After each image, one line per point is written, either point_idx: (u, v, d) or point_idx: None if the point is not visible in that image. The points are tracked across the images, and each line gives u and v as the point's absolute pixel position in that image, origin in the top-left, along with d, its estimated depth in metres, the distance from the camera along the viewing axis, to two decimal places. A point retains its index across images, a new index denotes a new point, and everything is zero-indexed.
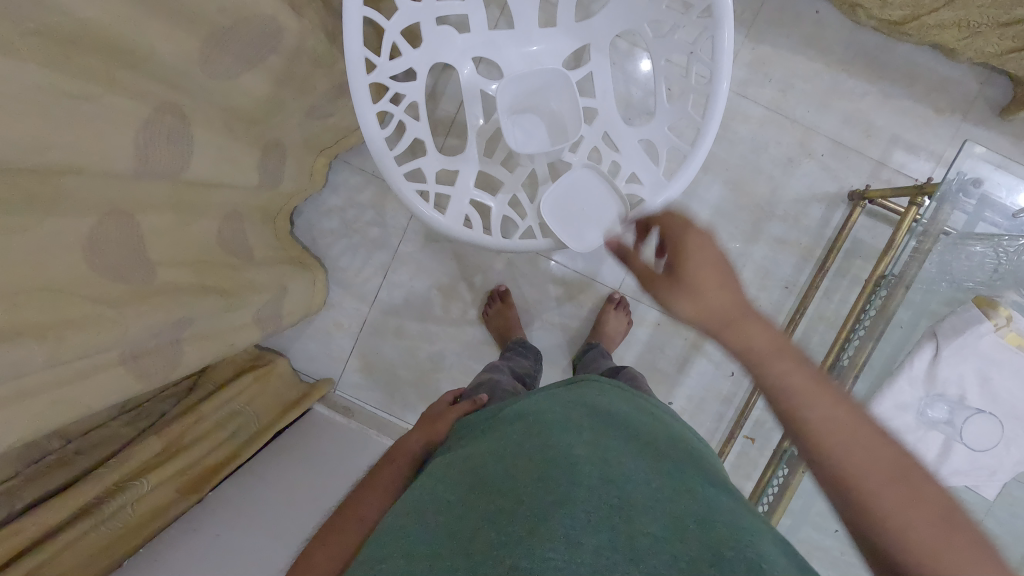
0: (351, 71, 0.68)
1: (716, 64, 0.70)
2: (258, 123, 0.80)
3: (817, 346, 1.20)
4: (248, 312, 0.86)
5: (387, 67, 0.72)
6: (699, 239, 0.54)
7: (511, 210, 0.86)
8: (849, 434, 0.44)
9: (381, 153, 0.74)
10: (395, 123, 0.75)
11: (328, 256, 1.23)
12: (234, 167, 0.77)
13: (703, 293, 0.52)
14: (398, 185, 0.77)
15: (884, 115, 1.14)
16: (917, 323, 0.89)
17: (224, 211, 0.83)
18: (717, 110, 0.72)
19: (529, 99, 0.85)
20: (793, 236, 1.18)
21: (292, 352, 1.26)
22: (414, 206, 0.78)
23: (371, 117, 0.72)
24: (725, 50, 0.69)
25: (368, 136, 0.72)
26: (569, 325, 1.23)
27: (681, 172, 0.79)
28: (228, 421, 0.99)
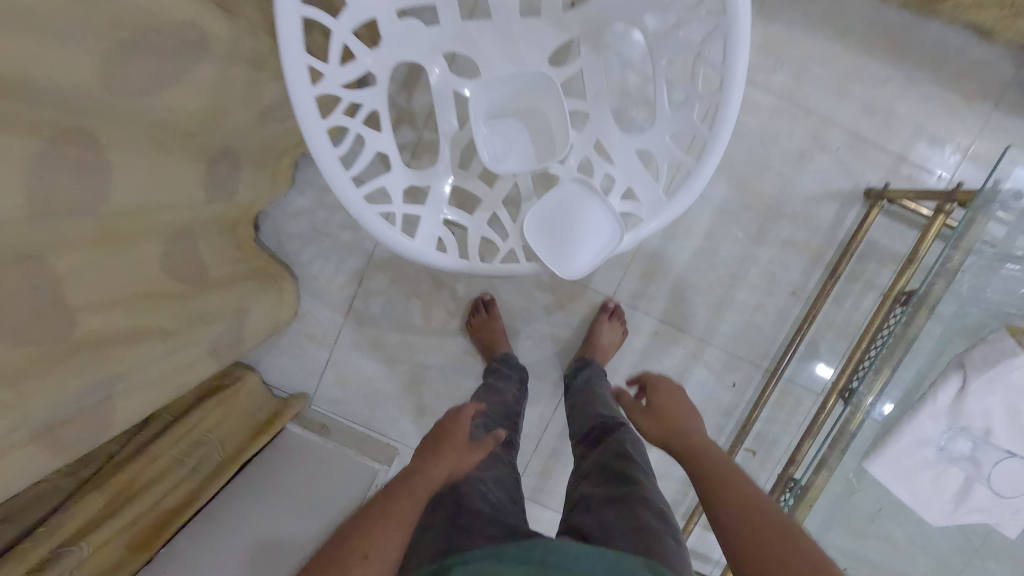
0: (294, 83, 0.57)
1: (725, 71, 0.59)
2: (196, 134, 0.68)
3: (824, 355, 1.12)
4: (200, 346, 0.78)
5: (338, 74, 0.60)
6: (670, 393, 0.77)
7: (490, 230, 0.76)
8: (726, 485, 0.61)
9: (334, 175, 0.63)
10: (352, 138, 0.64)
11: (297, 263, 1.13)
12: (169, 189, 0.67)
13: (660, 409, 0.75)
14: (356, 210, 0.66)
15: (907, 103, 1.03)
16: (938, 349, 0.81)
17: (169, 234, 0.74)
18: (726, 124, 0.62)
19: (514, 102, 0.75)
20: (802, 238, 1.09)
21: (264, 364, 1.17)
22: (375, 231, 0.68)
23: (321, 134, 0.61)
24: (737, 54, 0.58)
25: (317, 156, 0.62)
26: (560, 336, 1.14)
27: (683, 191, 0.68)
28: (188, 455, 0.91)
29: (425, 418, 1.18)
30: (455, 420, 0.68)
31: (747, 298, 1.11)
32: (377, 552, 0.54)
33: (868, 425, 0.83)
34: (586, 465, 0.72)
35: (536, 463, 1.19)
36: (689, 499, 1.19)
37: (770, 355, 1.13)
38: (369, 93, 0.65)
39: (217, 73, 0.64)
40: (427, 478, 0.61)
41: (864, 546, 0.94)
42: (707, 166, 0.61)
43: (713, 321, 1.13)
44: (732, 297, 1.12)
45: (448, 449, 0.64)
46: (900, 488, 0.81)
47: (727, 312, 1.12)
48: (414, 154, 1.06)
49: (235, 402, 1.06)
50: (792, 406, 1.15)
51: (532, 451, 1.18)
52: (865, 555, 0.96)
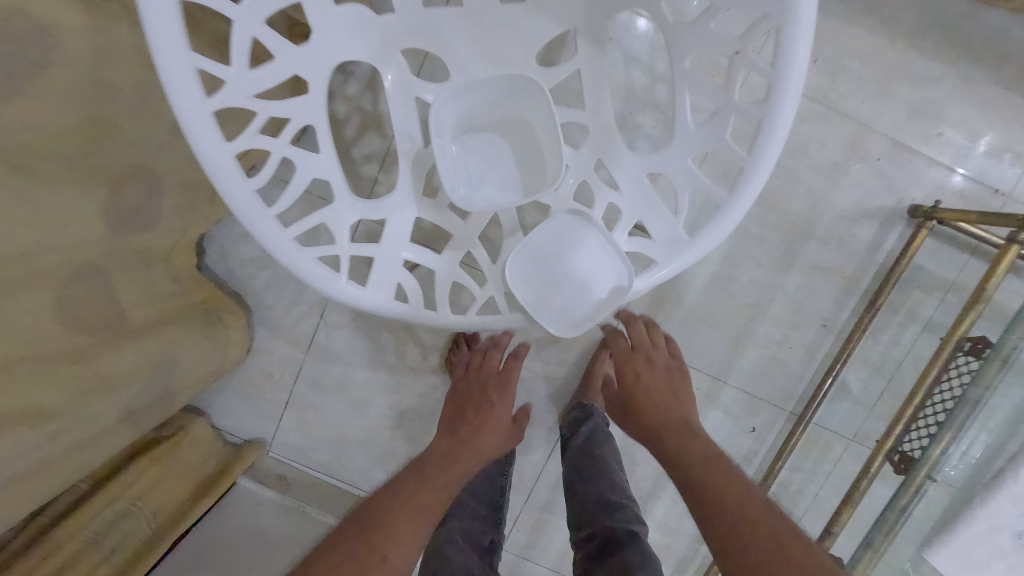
0: (177, 96, 0.43)
1: (777, 73, 0.43)
2: (79, 159, 0.57)
3: (858, 396, 0.98)
4: (99, 421, 0.62)
5: (244, 81, 0.47)
6: (666, 364, 0.73)
7: (466, 273, 0.62)
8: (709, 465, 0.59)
9: (252, 215, 0.49)
10: (274, 164, 0.50)
11: (249, 292, 0.97)
12: (37, 229, 0.53)
13: (652, 380, 0.71)
14: (289, 257, 0.52)
15: (962, 106, 0.88)
16: (1000, 403, 0.68)
17: (58, 282, 0.56)
18: (775, 142, 0.46)
19: (489, 113, 0.61)
20: (835, 263, 0.94)
21: (215, 407, 1.02)
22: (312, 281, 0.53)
23: (228, 162, 0.47)
24: (793, 48, 0.42)
25: (224, 192, 0.47)
26: (553, 374, 0.99)
27: (711, 227, 0.53)
28: (106, 532, 0.76)
29: (399, 467, 1.03)
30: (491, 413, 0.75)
31: (770, 331, 0.96)
32: (409, 537, 0.57)
33: (949, 467, 0.69)
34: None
35: (527, 517, 1.04)
36: (700, 556, 1.04)
37: (796, 397, 0.98)
38: (291, 104, 0.52)
39: (80, 73, 0.55)
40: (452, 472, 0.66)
41: None
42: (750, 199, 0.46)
43: (730, 357, 0.98)
44: (752, 330, 0.97)
45: (478, 440, 0.71)
46: None
47: (747, 347, 0.97)
48: (382, 166, 0.90)
49: (176, 456, 0.90)
50: (819, 454, 1.00)
51: (522, 504, 1.03)
52: None
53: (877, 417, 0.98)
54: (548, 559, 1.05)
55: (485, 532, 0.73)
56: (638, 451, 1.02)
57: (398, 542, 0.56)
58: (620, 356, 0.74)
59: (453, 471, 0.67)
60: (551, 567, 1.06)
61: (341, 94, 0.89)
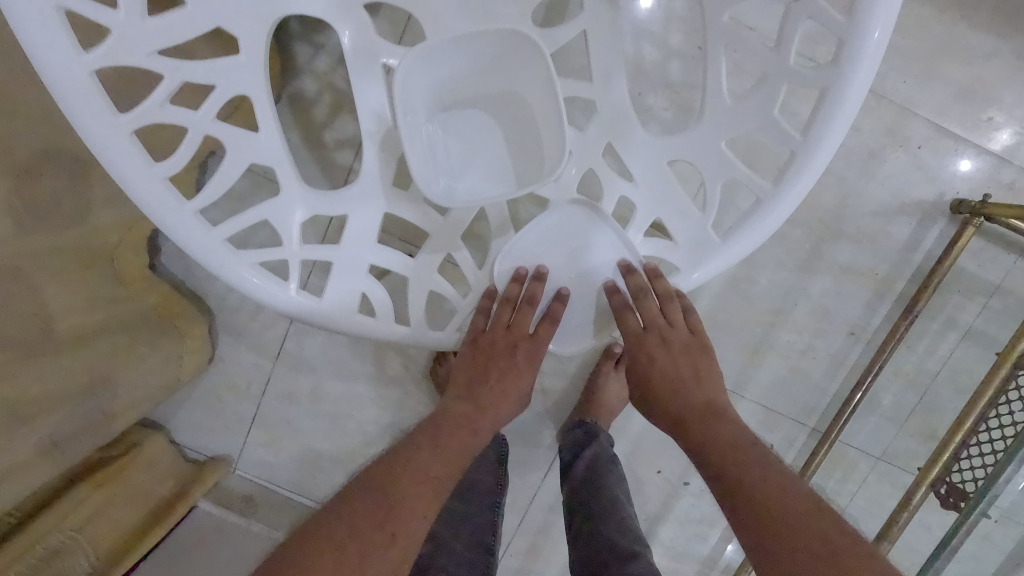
0: (50, 54, 0.36)
1: (853, 31, 0.38)
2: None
3: (888, 411, 0.88)
4: (13, 452, 0.50)
5: (140, 37, 0.40)
6: (685, 342, 0.54)
7: (444, 280, 0.53)
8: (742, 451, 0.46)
9: (162, 209, 0.40)
10: (191, 144, 0.42)
11: (210, 293, 0.87)
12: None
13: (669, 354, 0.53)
14: (219, 263, 0.43)
15: (1015, 88, 0.77)
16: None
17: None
18: (836, 128, 0.41)
19: (474, 85, 0.51)
20: (866, 263, 0.84)
21: (174, 421, 0.92)
22: (247, 288, 0.44)
23: (124, 141, 0.39)
24: (876, 14, 0.38)
25: (121, 179, 0.39)
26: (551, 386, 0.89)
27: (750, 224, 0.46)
28: (38, 571, 0.64)
29: None
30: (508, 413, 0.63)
31: (792, 340, 0.86)
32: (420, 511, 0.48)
33: (1004, 500, 0.63)
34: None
35: (520, 542, 0.94)
36: None
37: (819, 412, 0.88)
38: (214, 69, 0.44)
39: None
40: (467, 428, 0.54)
41: None
42: (815, 191, 0.39)
43: (748, 368, 0.88)
44: (773, 338, 0.86)
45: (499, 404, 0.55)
46: None
47: (767, 356, 0.87)
48: (357, 153, 0.79)
49: (126, 478, 0.79)
50: (843, 474, 0.90)
51: (515, 528, 0.93)
52: None
53: (908, 435, 0.88)
54: None
55: None
56: (644, 470, 0.92)
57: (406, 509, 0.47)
58: (629, 337, 0.54)
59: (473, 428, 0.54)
60: None
61: (309, 71, 0.78)
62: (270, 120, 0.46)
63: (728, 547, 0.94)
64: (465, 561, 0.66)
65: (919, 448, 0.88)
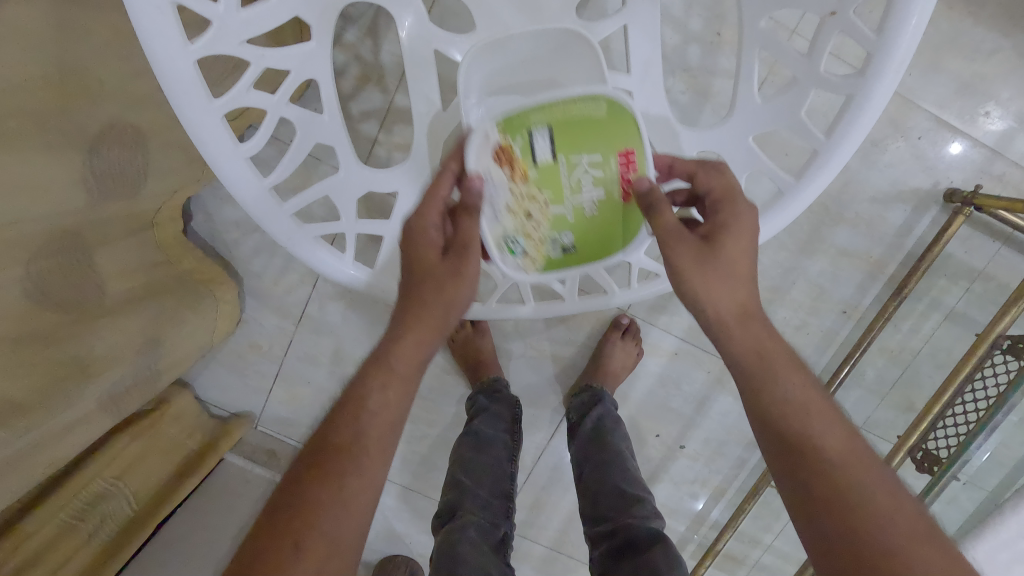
0: (153, 45, 0.42)
1: (881, 48, 0.42)
2: (47, 119, 0.52)
3: (871, 383, 0.95)
4: (81, 407, 0.56)
5: (230, 30, 0.45)
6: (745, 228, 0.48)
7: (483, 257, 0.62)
8: (834, 442, 0.45)
9: (243, 187, 0.48)
10: (267, 127, 0.48)
11: (236, 257, 0.90)
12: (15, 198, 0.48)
13: (740, 282, 0.48)
14: (288, 237, 0.51)
15: (1013, 83, 0.82)
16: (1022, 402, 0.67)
17: (33, 249, 0.51)
18: (857, 129, 0.46)
19: (529, 72, 0.55)
20: (862, 246, 0.89)
21: (200, 379, 0.96)
22: (309, 253, 0.52)
23: (216, 125, 0.46)
24: (903, 33, 0.42)
25: (212, 159, 0.46)
26: (561, 354, 0.95)
27: (770, 211, 0.50)
28: (84, 516, 0.69)
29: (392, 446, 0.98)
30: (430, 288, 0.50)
31: (788, 316, 0.92)
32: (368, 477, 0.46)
33: (970, 466, 0.70)
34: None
35: (525, 496, 1.00)
36: (699, 538, 1.02)
37: None
38: (290, 55, 0.50)
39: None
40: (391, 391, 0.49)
41: None
42: (837, 185, 0.44)
43: None
44: (771, 314, 0.92)
45: (424, 320, 0.50)
46: None
47: None
48: (383, 125, 0.81)
49: (156, 431, 0.82)
50: None
51: (522, 484, 1.00)
52: None
53: (889, 406, 0.95)
54: (545, 538, 1.02)
55: (498, 523, 0.71)
56: (645, 433, 0.98)
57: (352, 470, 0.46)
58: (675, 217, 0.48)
59: (403, 372, 0.50)
60: (548, 546, 1.02)
61: (338, 42, 0.79)
62: (333, 103, 0.52)
63: (718, 506, 1.01)
64: (487, 505, 0.71)
65: (898, 418, 0.95)
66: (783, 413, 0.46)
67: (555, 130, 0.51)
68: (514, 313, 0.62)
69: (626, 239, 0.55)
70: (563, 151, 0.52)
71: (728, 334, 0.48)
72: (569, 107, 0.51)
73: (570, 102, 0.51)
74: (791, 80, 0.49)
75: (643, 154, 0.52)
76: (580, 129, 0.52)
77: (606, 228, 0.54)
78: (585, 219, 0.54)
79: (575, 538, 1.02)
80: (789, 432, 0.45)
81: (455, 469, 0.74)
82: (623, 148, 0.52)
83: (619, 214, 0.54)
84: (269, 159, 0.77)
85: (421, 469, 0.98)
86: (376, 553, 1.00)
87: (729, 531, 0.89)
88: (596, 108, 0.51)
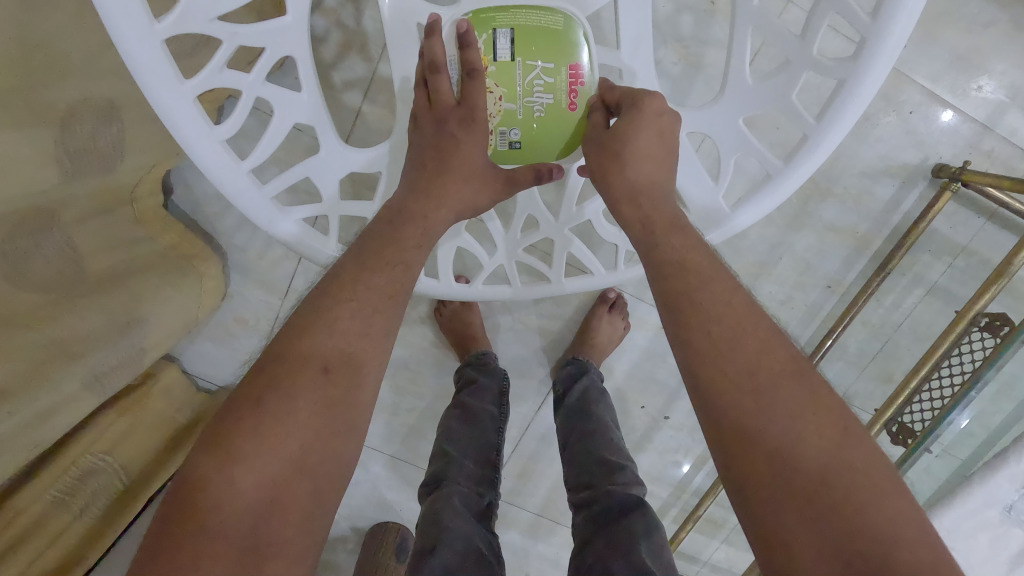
0: (118, 24, 0.42)
1: (876, 31, 0.43)
2: (8, 94, 0.50)
3: (852, 356, 0.96)
4: (65, 388, 0.56)
5: (198, 6, 0.44)
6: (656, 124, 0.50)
7: (469, 238, 0.63)
8: (772, 376, 0.41)
9: (221, 170, 0.49)
10: (243, 106, 0.48)
11: (218, 231, 0.88)
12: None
13: (641, 159, 0.50)
14: (269, 221, 0.52)
15: (1007, 57, 0.81)
16: (996, 375, 0.68)
17: (3, 233, 0.51)
18: (848, 112, 0.46)
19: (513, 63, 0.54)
20: (848, 222, 0.89)
21: (186, 353, 0.95)
22: (286, 235, 0.53)
23: (189, 106, 0.46)
24: (898, 16, 0.42)
25: (186, 140, 0.47)
26: (549, 329, 0.96)
27: (760, 193, 0.51)
28: (73, 493, 0.70)
29: (381, 419, 0.99)
30: (461, 179, 0.53)
31: (774, 291, 0.93)
32: (327, 455, 0.43)
33: (944, 438, 0.71)
34: (594, 564, 0.59)
35: (514, 465, 1.02)
36: (681, 504, 1.05)
37: None
38: (266, 31, 0.48)
39: None
40: (339, 341, 0.45)
41: None
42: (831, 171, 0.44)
43: None
44: (757, 289, 0.93)
45: (450, 203, 0.53)
46: (951, 552, 0.64)
47: None
48: (366, 95, 0.79)
49: (145, 406, 0.81)
50: None
51: (510, 454, 1.01)
52: None
53: (868, 378, 0.97)
54: (532, 505, 1.05)
55: (483, 492, 0.70)
56: (631, 404, 1.00)
57: (314, 439, 0.42)
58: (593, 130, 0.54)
59: (377, 326, 0.46)
60: (534, 512, 1.05)
61: (319, 7, 0.76)
62: (312, 83, 0.52)
63: (700, 473, 1.04)
64: (472, 475, 0.71)
65: (876, 390, 0.97)
66: (716, 351, 0.42)
67: (517, 32, 0.53)
68: (502, 293, 0.62)
69: (567, 147, 0.57)
70: (521, 53, 0.54)
71: (620, 211, 0.51)
72: (532, 13, 0.54)
73: (532, 10, 0.54)
74: (784, 62, 0.48)
75: (591, 71, 0.55)
76: (540, 37, 0.54)
77: (549, 134, 0.56)
78: (530, 123, 0.56)
79: (561, 504, 1.05)
80: (730, 385, 0.41)
81: (442, 441, 0.74)
82: (576, 62, 0.55)
83: (566, 125, 0.56)
84: (251, 132, 0.75)
85: (410, 439, 0.99)
86: (367, 520, 1.02)
87: (710, 498, 0.92)
88: (555, 20, 0.54)
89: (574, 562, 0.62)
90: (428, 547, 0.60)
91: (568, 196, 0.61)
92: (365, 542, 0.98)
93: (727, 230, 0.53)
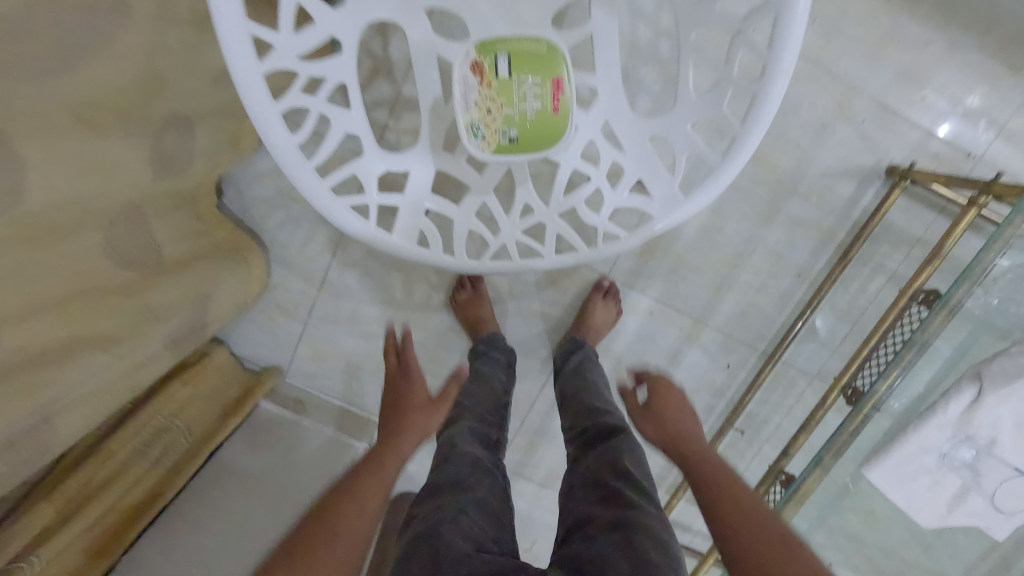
0: (235, 59, 0.56)
1: (773, 58, 0.56)
2: (126, 110, 0.64)
3: (824, 338, 1.08)
4: (151, 347, 0.71)
5: (287, 46, 0.59)
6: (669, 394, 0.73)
7: (478, 222, 0.76)
8: (732, 495, 0.59)
9: (296, 166, 0.62)
10: (312, 119, 0.62)
11: (264, 230, 1.02)
12: (102, 176, 0.62)
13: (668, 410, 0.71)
14: (326, 206, 0.66)
15: (945, 72, 0.92)
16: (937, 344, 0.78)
17: (110, 220, 0.65)
18: (763, 119, 0.59)
19: (511, 79, 0.68)
20: (814, 217, 1.01)
21: (234, 337, 1.09)
22: (342, 222, 0.67)
23: (275, 118, 0.60)
24: (788, 46, 0.55)
25: (273, 144, 0.61)
26: (550, 314, 1.08)
27: (704, 185, 0.64)
28: (150, 444, 0.83)
29: None
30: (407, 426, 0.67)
31: (750, 279, 1.05)
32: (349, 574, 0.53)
33: (892, 403, 0.79)
34: (582, 472, 0.71)
35: (521, 438, 1.14)
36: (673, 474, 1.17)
37: (768, 337, 1.08)
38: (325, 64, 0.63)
39: (141, 38, 0.62)
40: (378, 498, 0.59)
41: (847, 533, 0.93)
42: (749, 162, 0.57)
43: (712, 302, 1.07)
44: (735, 278, 1.05)
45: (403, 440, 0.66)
46: (896, 490, 0.78)
47: (729, 293, 1.06)
48: (392, 113, 0.93)
49: (202, 378, 0.95)
50: (785, 387, 1.11)
51: (517, 428, 1.14)
52: (835, 543, 0.95)
53: (839, 357, 1.08)
54: (538, 475, 1.17)
55: (490, 429, 0.81)
56: None
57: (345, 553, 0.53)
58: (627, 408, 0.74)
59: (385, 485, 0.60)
60: (541, 482, 1.17)
61: None
62: (359, 101, 0.66)
63: None
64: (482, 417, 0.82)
65: None
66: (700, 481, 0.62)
67: (511, 56, 0.67)
68: (504, 267, 0.74)
69: (554, 138, 0.70)
70: (516, 71, 0.68)
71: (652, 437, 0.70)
72: (521, 42, 0.67)
73: (522, 38, 0.67)
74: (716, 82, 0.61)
75: (569, 83, 0.68)
76: (529, 59, 0.68)
77: (540, 134, 0.70)
78: (525, 124, 0.69)
79: None
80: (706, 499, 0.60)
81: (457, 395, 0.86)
82: (559, 77, 0.68)
83: (554, 124, 0.69)
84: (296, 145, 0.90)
85: None
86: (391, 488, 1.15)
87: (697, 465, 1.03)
88: (539, 46, 0.67)
89: (567, 479, 0.73)
90: (442, 458, 0.72)
91: (557, 188, 0.74)
92: (387, 510, 1.08)
93: (685, 218, 0.66)
